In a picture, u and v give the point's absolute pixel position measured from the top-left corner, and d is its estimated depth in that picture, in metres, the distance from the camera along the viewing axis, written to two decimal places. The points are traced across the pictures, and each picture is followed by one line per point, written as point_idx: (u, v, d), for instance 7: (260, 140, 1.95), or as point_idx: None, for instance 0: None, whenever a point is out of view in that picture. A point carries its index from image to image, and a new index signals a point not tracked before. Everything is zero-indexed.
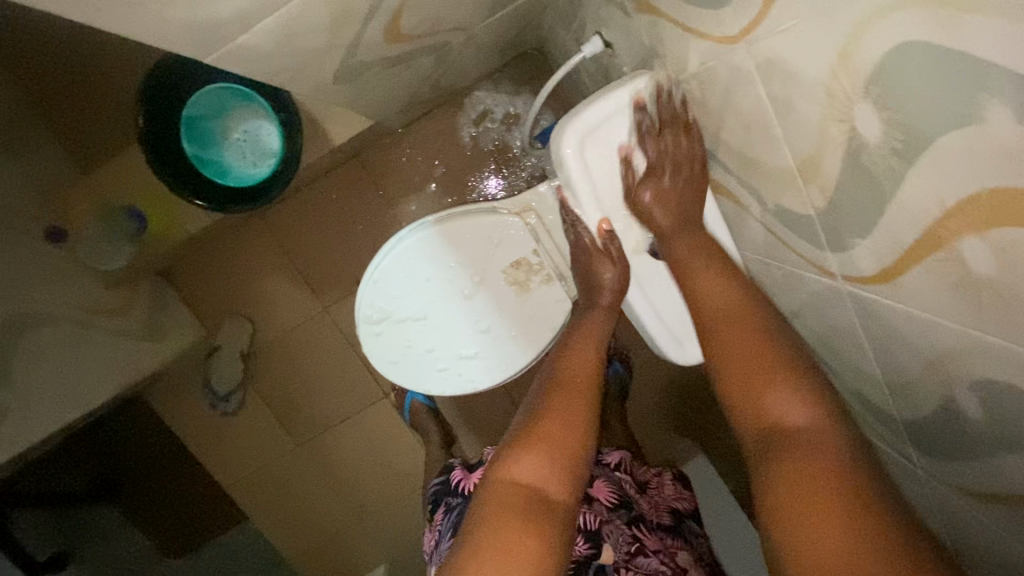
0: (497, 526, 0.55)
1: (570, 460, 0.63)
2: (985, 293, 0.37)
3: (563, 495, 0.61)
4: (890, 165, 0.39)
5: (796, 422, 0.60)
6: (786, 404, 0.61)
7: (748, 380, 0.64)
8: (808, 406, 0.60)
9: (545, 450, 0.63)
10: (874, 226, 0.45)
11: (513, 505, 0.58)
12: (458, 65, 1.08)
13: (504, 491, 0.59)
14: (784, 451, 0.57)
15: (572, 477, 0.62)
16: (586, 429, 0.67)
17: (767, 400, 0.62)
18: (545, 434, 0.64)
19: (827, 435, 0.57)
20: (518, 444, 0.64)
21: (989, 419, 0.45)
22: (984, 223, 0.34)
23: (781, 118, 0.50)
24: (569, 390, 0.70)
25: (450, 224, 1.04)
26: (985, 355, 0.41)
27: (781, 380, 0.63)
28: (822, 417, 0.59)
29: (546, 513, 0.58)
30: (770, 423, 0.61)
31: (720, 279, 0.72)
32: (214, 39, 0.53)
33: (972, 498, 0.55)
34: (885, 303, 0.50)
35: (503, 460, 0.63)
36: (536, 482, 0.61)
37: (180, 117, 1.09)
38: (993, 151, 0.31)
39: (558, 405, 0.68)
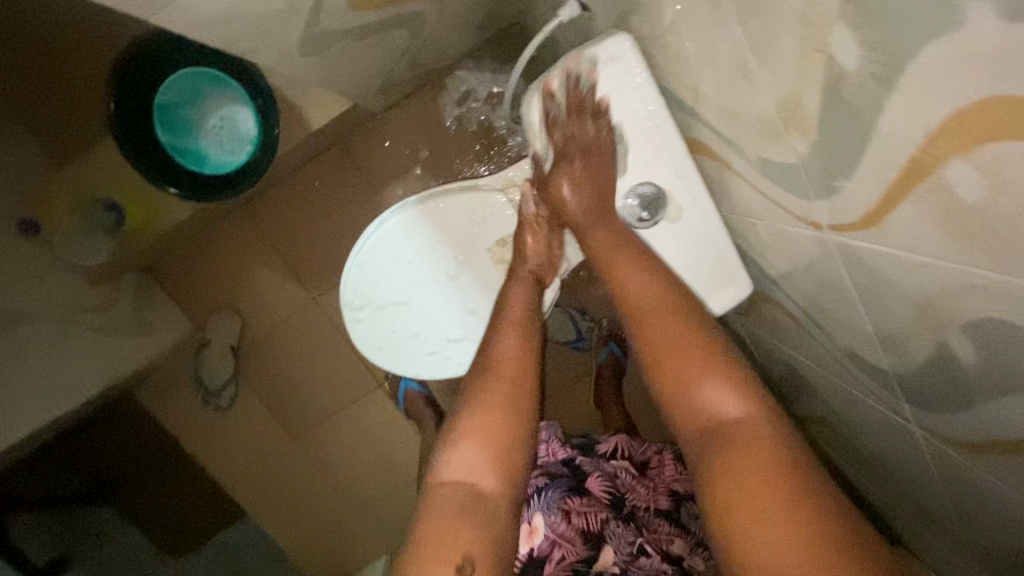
0: (429, 532, 0.57)
1: (503, 447, 0.63)
2: (972, 221, 0.35)
3: (496, 484, 0.61)
4: (870, 92, 0.37)
5: (727, 416, 0.59)
6: (716, 394, 0.60)
7: (675, 380, 0.63)
8: (732, 394, 0.60)
9: (473, 443, 0.63)
10: (857, 165, 0.43)
11: (445, 509, 0.59)
12: (434, 40, 1.06)
13: (436, 495, 0.60)
14: (724, 450, 0.56)
15: (505, 464, 0.62)
16: (518, 412, 0.66)
17: (695, 392, 0.62)
18: (471, 427, 0.64)
19: (758, 423, 0.57)
20: (447, 441, 0.64)
21: (984, 362, 0.43)
22: (966, 141, 0.32)
23: (757, 59, 0.48)
24: (499, 375, 0.69)
25: (432, 204, 1.02)
26: (976, 292, 0.39)
27: (709, 371, 0.62)
28: (753, 408, 0.58)
29: (478, 510, 0.59)
30: (699, 419, 0.61)
31: (644, 278, 0.72)
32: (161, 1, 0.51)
33: (971, 452, 0.53)
34: (873, 249, 0.48)
35: (436, 461, 0.64)
36: (467, 477, 0.61)
37: (153, 104, 1.08)
38: (974, 57, 0.29)
39: (490, 386, 0.67)
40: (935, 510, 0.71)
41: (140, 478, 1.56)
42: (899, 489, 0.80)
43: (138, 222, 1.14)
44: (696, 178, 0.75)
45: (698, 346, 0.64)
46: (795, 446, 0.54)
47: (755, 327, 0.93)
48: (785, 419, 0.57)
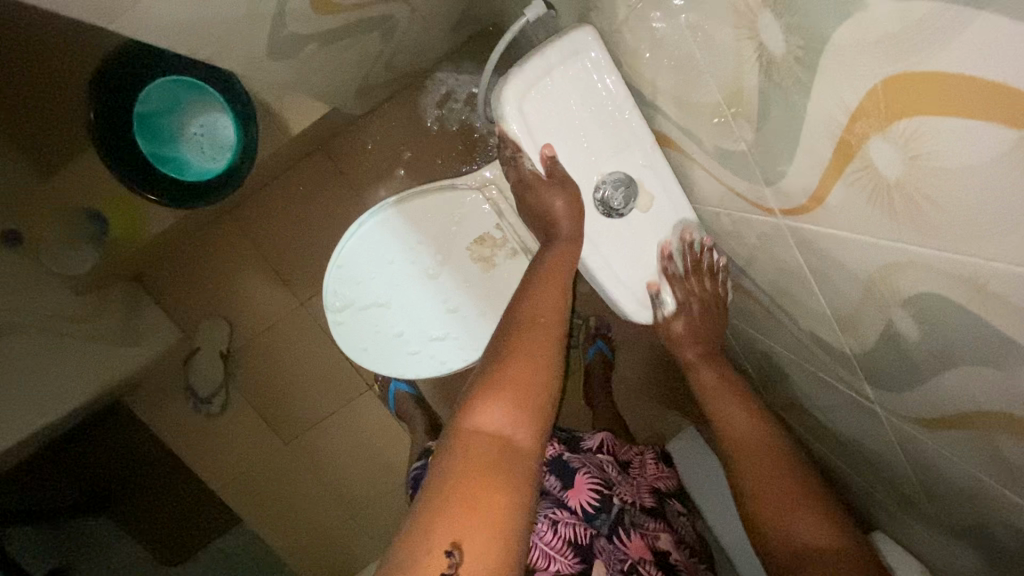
0: (460, 481, 0.53)
1: (537, 407, 0.61)
2: (897, 196, 0.36)
3: (532, 443, 0.59)
4: (797, 76, 0.38)
5: (817, 544, 0.67)
6: (807, 526, 0.69)
7: (767, 490, 0.74)
8: (825, 525, 0.68)
9: (511, 397, 0.61)
10: (796, 148, 0.44)
11: (481, 458, 0.55)
12: (410, 43, 1.07)
13: (469, 444, 0.56)
14: (811, 570, 0.64)
15: (540, 424, 0.61)
16: (552, 372, 0.65)
17: (790, 529, 0.70)
18: (511, 380, 0.62)
19: (842, 554, 0.65)
20: (484, 390, 0.61)
21: (924, 337, 0.44)
22: (884, 119, 0.33)
23: (702, 50, 0.49)
24: (535, 335, 0.67)
25: (410, 204, 1.05)
26: (909, 267, 0.40)
27: (799, 503, 0.71)
28: (838, 540, 0.67)
29: (513, 462, 0.56)
30: (792, 544, 0.69)
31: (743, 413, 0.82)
32: (121, 9, 0.52)
33: (926, 427, 0.54)
34: (818, 230, 0.49)
35: (465, 409, 0.60)
36: (504, 431, 0.58)
37: (133, 113, 1.09)
38: (880, 35, 0.30)
39: (526, 341, 0.66)
40: (906, 491, 0.72)
41: (135, 487, 1.56)
42: (873, 471, 0.81)
43: (123, 233, 1.16)
44: (664, 167, 0.76)
45: (787, 474, 0.74)
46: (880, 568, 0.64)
47: (731, 316, 0.94)
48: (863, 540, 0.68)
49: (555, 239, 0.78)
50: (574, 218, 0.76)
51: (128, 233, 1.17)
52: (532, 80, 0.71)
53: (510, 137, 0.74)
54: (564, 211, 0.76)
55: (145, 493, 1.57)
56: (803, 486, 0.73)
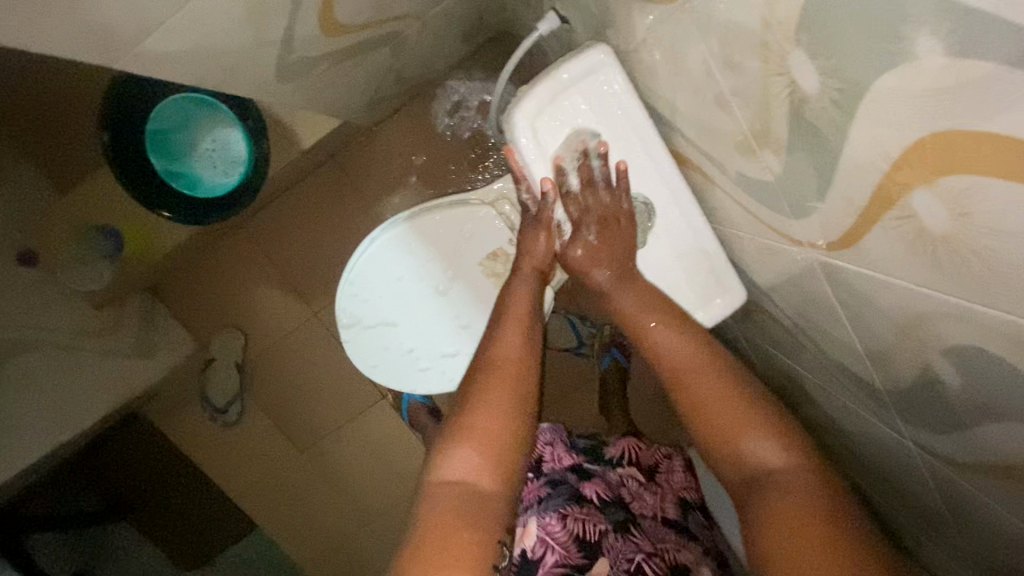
0: (427, 533, 0.54)
1: (506, 451, 0.60)
2: (941, 249, 0.34)
3: (498, 486, 0.59)
4: (831, 117, 0.36)
5: (768, 469, 0.62)
6: (763, 449, 0.63)
7: (721, 430, 0.65)
8: (776, 446, 0.62)
9: (476, 442, 0.60)
10: (828, 187, 0.42)
11: (446, 510, 0.56)
12: (420, 54, 1.05)
13: (435, 496, 0.58)
14: (765, 496, 0.59)
15: (507, 464, 0.60)
16: (520, 409, 0.63)
17: (740, 451, 0.64)
18: (473, 429, 0.61)
19: (799, 478, 0.59)
20: (449, 439, 0.61)
21: (967, 387, 0.41)
22: (928, 172, 0.31)
23: (727, 78, 0.47)
24: (501, 375, 0.65)
25: (422, 220, 1.04)
26: (951, 317, 0.37)
27: (748, 425, 0.64)
28: (796, 463, 0.61)
29: (480, 510, 0.56)
30: (748, 471, 0.63)
31: (677, 333, 0.70)
32: (123, 44, 0.51)
33: (962, 470, 0.52)
34: (850, 268, 0.46)
35: (434, 461, 0.61)
36: (466, 477, 0.58)
37: (145, 134, 1.08)
38: (929, 90, 0.27)
39: (487, 383, 0.64)
40: (939, 525, 0.69)
41: (153, 494, 1.58)
42: (901, 499, 0.77)
43: (135, 248, 1.16)
44: (683, 188, 0.73)
45: (739, 396, 0.66)
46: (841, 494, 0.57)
47: (751, 334, 0.91)
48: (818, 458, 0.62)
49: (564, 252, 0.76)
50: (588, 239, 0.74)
51: (141, 248, 1.16)
52: (542, 98, 0.70)
53: (520, 155, 0.72)
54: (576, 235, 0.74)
55: (163, 500, 1.59)
56: (762, 421, 0.64)
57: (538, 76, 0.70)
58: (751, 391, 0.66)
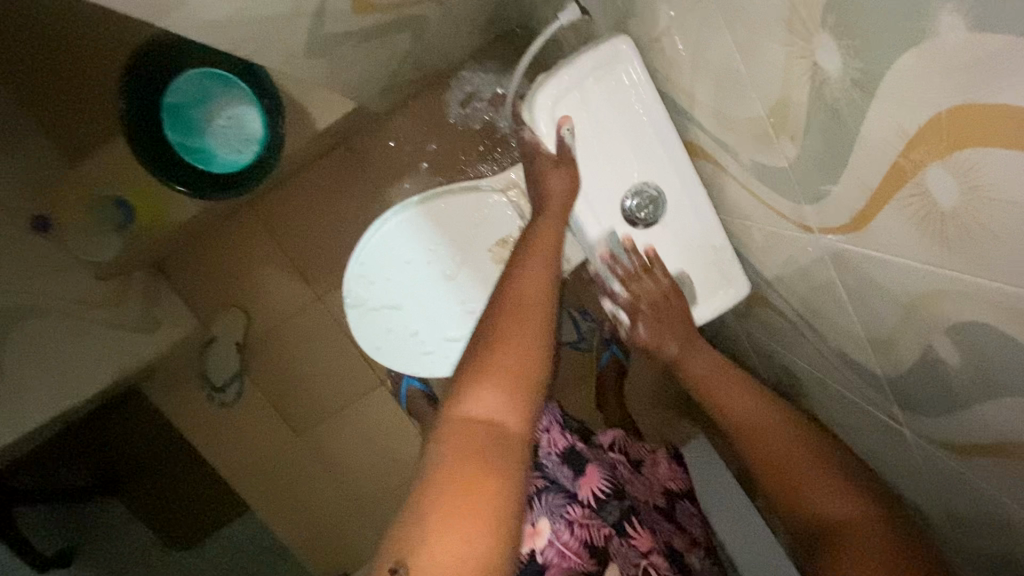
0: (450, 472, 0.50)
1: (528, 393, 0.58)
2: (950, 224, 0.36)
3: (522, 427, 0.56)
4: (851, 98, 0.38)
5: (837, 519, 0.62)
6: (828, 499, 0.63)
7: (790, 482, 0.66)
8: (846, 497, 0.63)
9: (502, 382, 0.57)
10: (842, 169, 0.44)
11: (470, 447, 0.53)
12: (439, 41, 1.07)
13: (458, 432, 0.54)
14: (836, 549, 0.59)
15: (532, 405, 0.58)
16: (544, 359, 0.61)
17: (808, 503, 0.64)
18: (500, 368, 0.58)
19: (870, 528, 0.59)
20: (470, 376, 0.58)
21: (967, 367, 0.44)
22: (943, 147, 0.33)
23: (748, 65, 0.49)
24: (522, 314, 0.62)
25: (434, 204, 1.05)
26: (956, 295, 0.40)
27: (819, 479, 0.65)
28: (861, 510, 0.61)
29: (507, 449, 0.54)
30: (815, 521, 0.63)
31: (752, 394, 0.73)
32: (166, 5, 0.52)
33: (956, 454, 0.54)
34: (859, 252, 0.49)
35: (455, 397, 0.57)
36: (494, 417, 0.55)
37: (162, 105, 1.10)
38: (950, 66, 0.29)
39: (513, 325, 0.61)
40: (928, 516, 0.72)
41: (144, 473, 1.58)
42: None
43: (145, 220, 1.16)
44: (694, 179, 0.74)
45: (812, 454, 0.67)
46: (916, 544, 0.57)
47: (753, 327, 0.93)
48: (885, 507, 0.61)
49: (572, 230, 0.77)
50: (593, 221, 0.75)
51: (152, 222, 1.17)
52: (565, 81, 0.72)
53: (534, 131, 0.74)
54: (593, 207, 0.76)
55: (153, 478, 1.58)
56: (836, 475, 0.65)
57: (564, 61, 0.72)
58: (815, 443, 0.68)
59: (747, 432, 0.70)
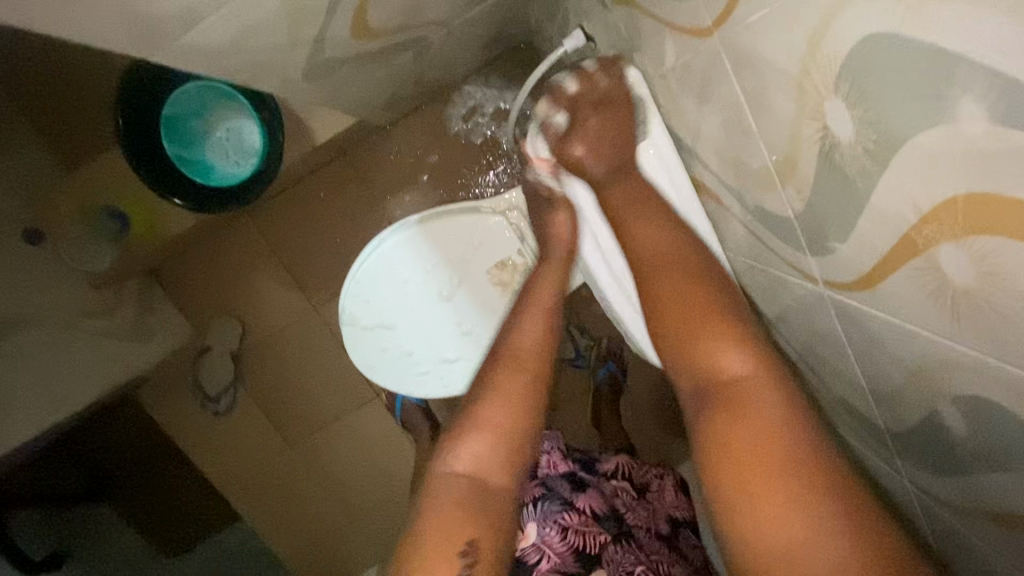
0: (427, 534, 0.52)
1: (515, 449, 0.58)
2: (962, 302, 0.35)
3: (506, 483, 0.57)
4: (862, 166, 0.37)
5: (730, 375, 0.55)
6: (724, 359, 0.56)
7: (683, 338, 0.59)
8: (745, 356, 0.56)
9: (487, 438, 0.58)
10: (850, 231, 0.43)
11: (449, 506, 0.54)
12: (442, 58, 1.05)
13: (440, 487, 0.55)
14: (723, 410, 0.53)
15: (518, 460, 0.58)
16: (534, 410, 0.60)
17: (705, 357, 0.57)
18: (488, 421, 0.58)
19: (761, 386, 0.53)
20: (456, 431, 0.59)
21: (973, 436, 0.43)
22: (958, 230, 0.32)
23: (755, 115, 0.48)
24: (518, 367, 0.62)
25: (432, 224, 1.04)
26: (966, 369, 0.38)
27: (715, 328, 0.58)
28: (757, 369, 0.55)
29: (487, 507, 0.54)
30: (709, 380, 0.56)
31: (660, 225, 0.65)
32: (157, 32, 0.50)
33: (958, 512, 0.53)
34: (866, 310, 0.47)
35: (444, 450, 0.58)
36: (477, 473, 0.56)
37: (160, 117, 1.07)
38: (969, 152, 0.28)
39: (506, 376, 0.61)
40: None
41: (136, 478, 1.57)
42: None
43: (141, 231, 1.16)
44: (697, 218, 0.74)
45: (713, 308, 0.59)
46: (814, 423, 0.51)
47: None
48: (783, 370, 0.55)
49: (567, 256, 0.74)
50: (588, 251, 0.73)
51: (148, 232, 1.17)
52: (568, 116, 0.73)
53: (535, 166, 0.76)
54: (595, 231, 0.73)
55: (145, 483, 1.58)
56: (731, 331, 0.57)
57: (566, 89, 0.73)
58: (720, 301, 0.60)
59: (647, 270, 0.63)
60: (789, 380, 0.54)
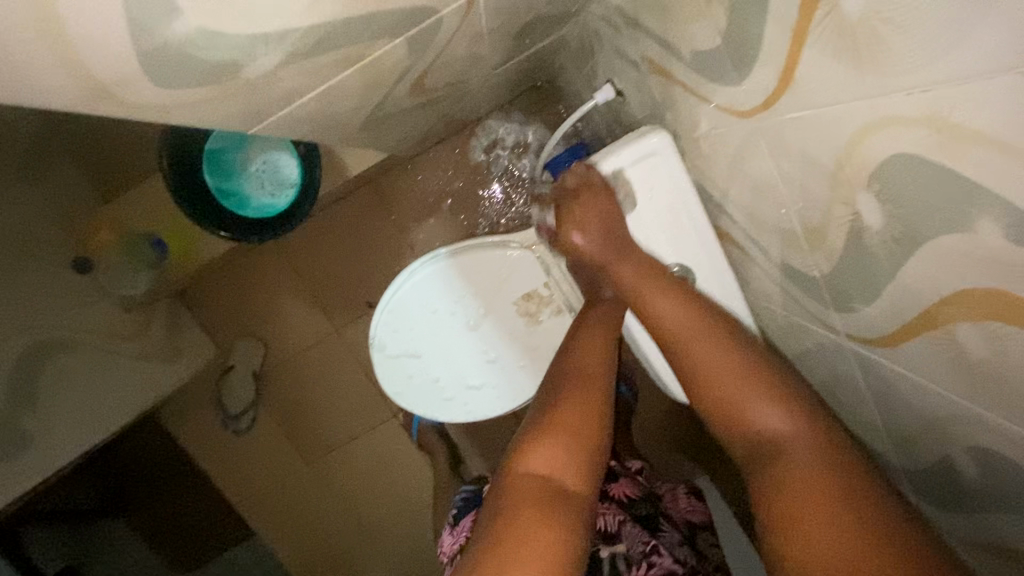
0: (517, 518, 0.56)
1: (585, 454, 0.63)
2: (978, 372, 0.40)
3: (581, 486, 0.61)
4: (891, 250, 0.43)
5: (777, 434, 0.61)
6: (765, 415, 0.62)
7: (722, 403, 0.64)
8: (782, 413, 0.62)
9: (560, 443, 0.63)
10: (875, 298, 0.48)
11: (530, 499, 0.58)
12: (474, 101, 1.11)
13: (522, 483, 0.60)
14: (770, 465, 0.59)
15: (588, 466, 0.63)
16: (602, 423, 0.66)
17: (745, 417, 0.63)
18: (560, 426, 0.64)
19: (804, 444, 0.59)
20: (531, 437, 0.64)
21: (984, 480, 0.48)
22: (976, 314, 0.37)
23: (788, 190, 0.54)
24: (583, 382, 0.69)
25: (462, 257, 1.08)
26: (980, 425, 0.44)
27: (753, 391, 0.63)
28: (802, 428, 0.60)
29: (563, 503, 0.59)
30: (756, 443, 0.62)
31: (680, 304, 0.69)
32: (260, 115, 0.52)
33: (963, 547, 0.58)
34: (887, 364, 0.53)
35: (520, 451, 0.64)
36: (551, 474, 0.61)
37: (204, 153, 1.14)
38: (988, 259, 0.34)
39: (574, 390, 0.68)
40: None
41: (151, 494, 1.58)
42: None
43: (178, 255, 1.19)
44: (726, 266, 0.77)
45: (750, 372, 0.64)
46: (866, 474, 0.55)
47: None
48: (829, 429, 0.60)
49: (600, 300, 0.80)
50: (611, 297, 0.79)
51: (184, 257, 1.20)
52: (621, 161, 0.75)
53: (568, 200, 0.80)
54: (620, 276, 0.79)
55: (158, 500, 1.59)
56: (772, 395, 0.63)
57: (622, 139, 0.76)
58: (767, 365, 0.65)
59: (679, 340, 0.68)
60: (829, 431, 0.60)
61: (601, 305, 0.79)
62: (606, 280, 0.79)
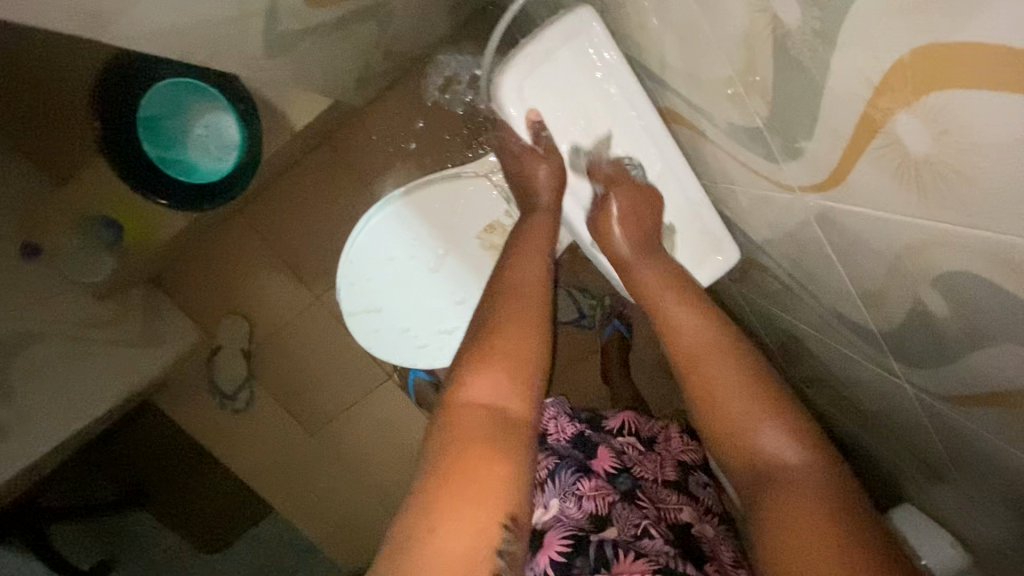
0: (461, 450, 0.53)
1: (524, 376, 0.61)
2: (927, 172, 0.34)
3: (524, 411, 0.59)
4: (812, 49, 0.37)
5: (780, 460, 0.55)
6: (773, 440, 0.56)
7: (725, 421, 0.60)
8: (794, 441, 0.56)
9: (501, 368, 0.60)
10: (816, 123, 0.42)
11: (476, 430, 0.55)
12: (407, 25, 1.03)
13: (463, 416, 0.56)
14: (779, 489, 0.53)
15: (530, 392, 0.61)
16: (540, 344, 0.64)
17: (748, 442, 0.58)
18: (502, 350, 0.61)
19: (812, 475, 0.53)
20: (471, 366, 0.60)
21: (956, 317, 0.42)
22: (910, 95, 0.31)
23: (710, 21, 0.47)
24: (522, 303, 0.66)
25: (415, 195, 1.03)
26: (943, 245, 0.37)
27: (761, 414, 0.58)
28: (809, 454, 0.55)
29: (509, 431, 0.56)
30: (754, 463, 0.57)
31: (698, 315, 0.67)
32: (101, 12, 0.50)
33: (952, 399, 0.53)
34: (838, 208, 0.47)
35: (458, 382, 0.60)
36: (493, 400, 0.58)
37: (137, 120, 1.07)
38: (910, 5, 0.28)
39: (511, 311, 0.65)
40: (943, 469, 0.70)
41: (168, 483, 1.53)
42: (908, 449, 0.77)
43: (136, 237, 1.12)
44: (672, 154, 0.75)
45: (762, 396, 0.59)
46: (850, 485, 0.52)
47: (750, 292, 0.91)
48: (834, 455, 0.55)
49: (536, 207, 0.76)
50: (548, 204, 0.75)
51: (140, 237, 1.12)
52: (556, 44, 0.69)
53: (501, 112, 0.73)
54: (557, 181, 0.74)
55: (176, 487, 1.53)
56: (766, 397, 0.59)
57: (560, 18, 0.69)
58: (779, 390, 0.60)
59: (697, 354, 0.64)
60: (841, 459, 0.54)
61: (536, 214, 0.75)
62: (543, 185, 0.75)
